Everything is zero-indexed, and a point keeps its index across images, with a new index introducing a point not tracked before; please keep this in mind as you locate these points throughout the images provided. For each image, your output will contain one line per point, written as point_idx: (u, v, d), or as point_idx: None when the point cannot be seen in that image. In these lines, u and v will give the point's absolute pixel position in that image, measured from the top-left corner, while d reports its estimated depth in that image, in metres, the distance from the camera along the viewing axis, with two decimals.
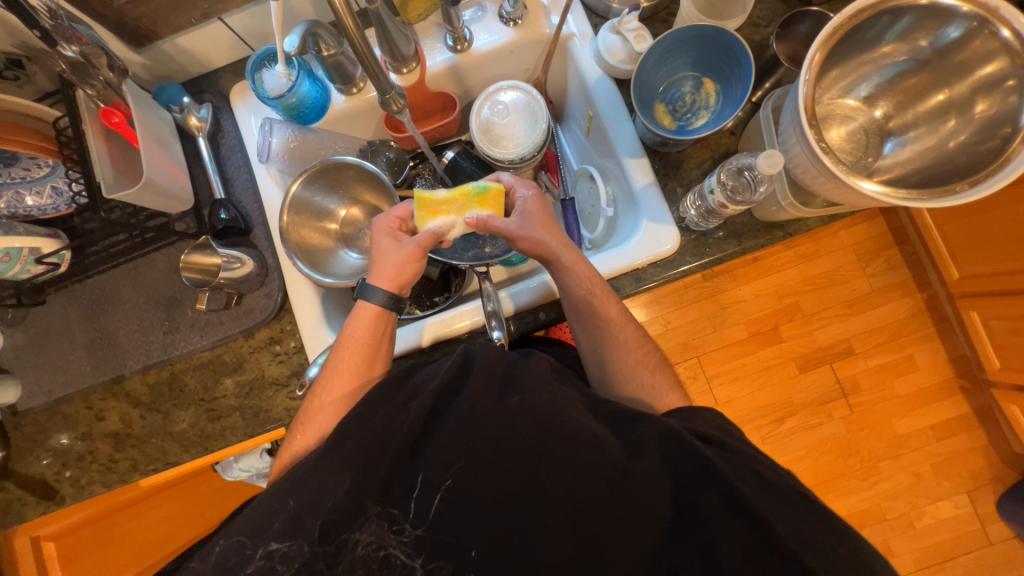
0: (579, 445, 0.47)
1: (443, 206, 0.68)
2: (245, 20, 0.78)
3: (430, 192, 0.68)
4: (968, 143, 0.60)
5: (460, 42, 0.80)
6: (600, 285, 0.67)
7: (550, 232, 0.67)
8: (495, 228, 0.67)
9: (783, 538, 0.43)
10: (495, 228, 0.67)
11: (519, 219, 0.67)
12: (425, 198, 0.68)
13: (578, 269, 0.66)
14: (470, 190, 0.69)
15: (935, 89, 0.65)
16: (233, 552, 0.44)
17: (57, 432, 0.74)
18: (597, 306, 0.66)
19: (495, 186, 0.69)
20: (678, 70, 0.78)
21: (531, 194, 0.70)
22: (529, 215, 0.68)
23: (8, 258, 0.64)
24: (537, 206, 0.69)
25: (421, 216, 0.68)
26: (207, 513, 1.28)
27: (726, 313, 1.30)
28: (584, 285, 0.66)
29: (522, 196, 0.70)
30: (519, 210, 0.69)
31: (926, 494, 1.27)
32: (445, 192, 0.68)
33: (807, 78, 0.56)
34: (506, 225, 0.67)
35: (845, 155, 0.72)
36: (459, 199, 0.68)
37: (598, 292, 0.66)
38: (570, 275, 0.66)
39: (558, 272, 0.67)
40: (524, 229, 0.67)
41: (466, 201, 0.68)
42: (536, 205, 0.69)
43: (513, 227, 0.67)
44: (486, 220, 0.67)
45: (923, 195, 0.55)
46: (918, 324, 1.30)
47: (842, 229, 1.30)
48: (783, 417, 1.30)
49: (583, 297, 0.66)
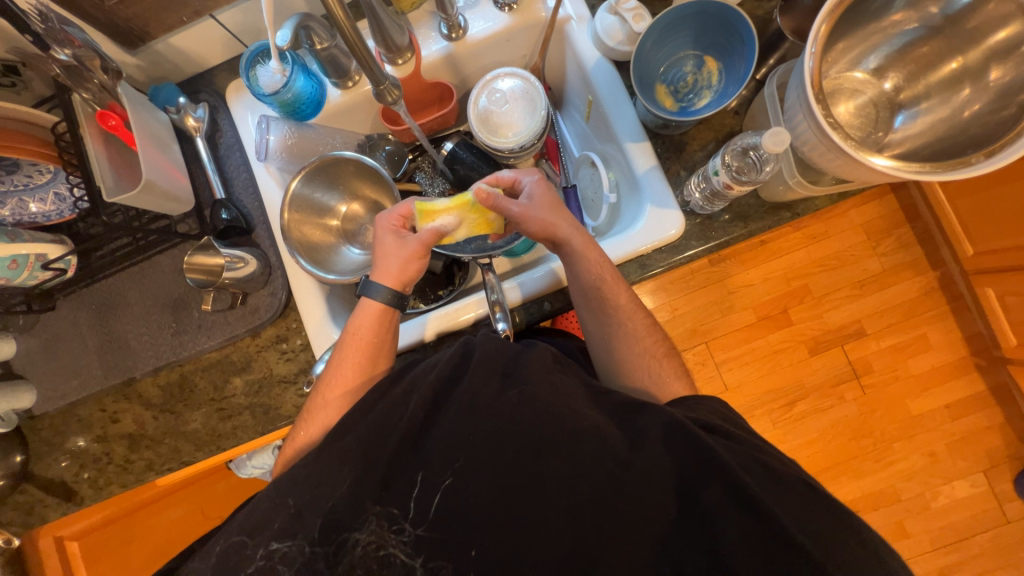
0: (582, 436, 0.47)
1: (443, 216, 0.66)
2: (238, 16, 0.77)
3: (430, 205, 0.66)
4: (981, 114, 0.59)
5: (455, 30, 0.79)
6: (608, 270, 0.66)
7: (561, 215, 0.66)
8: (506, 207, 0.65)
9: (790, 530, 0.42)
10: (505, 208, 0.65)
11: (528, 202, 0.67)
12: (426, 209, 0.66)
13: (588, 253, 0.65)
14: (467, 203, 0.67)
15: (949, 57, 0.63)
16: (234, 552, 0.45)
17: (74, 434, 0.75)
18: (606, 293, 0.65)
19: (494, 192, 0.67)
20: (678, 49, 0.76)
21: (536, 179, 0.69)
22: (536, 199, 0.67)
23: (16, 265, 0.64)
24: (543, 190, 0.68)
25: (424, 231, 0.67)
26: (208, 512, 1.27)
27: (735, 297, 1.29)
28: (594, 269, 0.65)
29: (527, 182, 0.69)
30: (525, 196, 0.68)
31: (941, 473, 1.26)
32: (445, 202, 0.67)
33: (813, 52, 0.53)
34: (515, 207, 0.65)
35: (853, 131, 0.70)
36: (459, 208, 0.67)
37: (608, 278, 0.65)
38: (581, 259, 0.65)
39: (569, 256, 0.66)
40: (532, 211, 0.66)
41: (465, 214, 0.67)
42: (541, 189, 0.68)
43: (522, 208, 0.66)
44: (496, 197, 0.65)
45: (935, 168, 0.53)
46: (932, 301, 1.27)
47: (851, 208, 1.28)
48: (795, 400, 1.29)
49: (593, 284, 0.65)
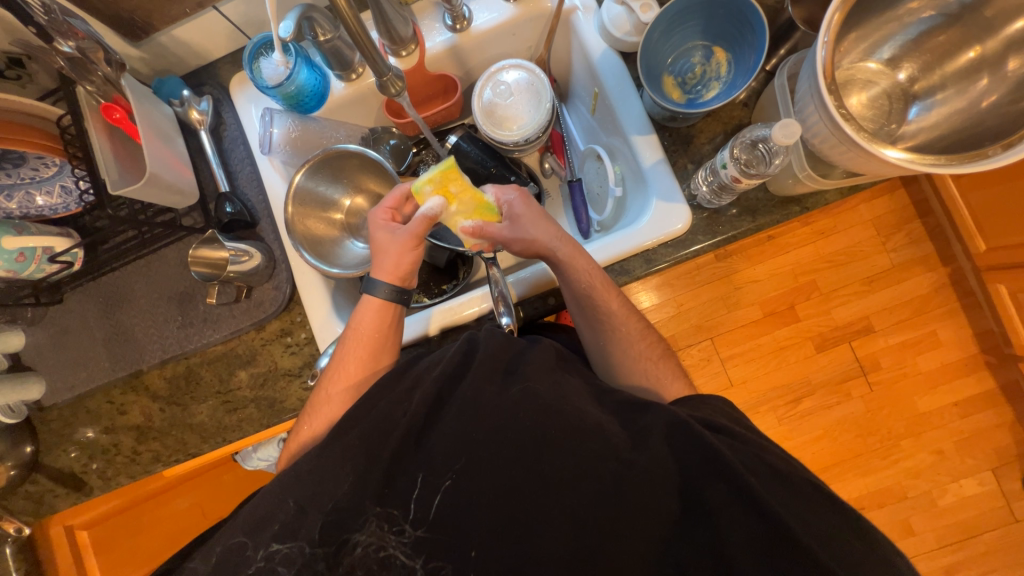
0: (583, 434, 0.47)
1: (456, 190, 0.65)
2: (241, 8, 0.77)
3: (458, 170, 0.65)
4: (999, 105, 0.58)
5: (459, 21, 0.78)
6: (599, 277, 0.65)
7: (543, 229, 0.65)
8: (490, 234, 0.66)
9: (797, 534, 0.42)
10: (491, 234, 0.65)
11: (511, 224, 0.66)
12: (451, 169, 0.64)
13: (576, 263, 0.64)
14: (485, 201, 0.67)
15: (966, 46, 0.62)
16: (234, 553, 0.45)
17: (82, 426, 0.76)
18: (596, 300, 0.64)
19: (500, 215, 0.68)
20: (686, 40, 0.75)
21: (516, 195, 0.67)
22: (519, 217, 0.66)
23: (23, 258, 0.66)
24: (524, 206, 0.67)
25: (424, 189, 0.65)
26: (209, 513, 1.28)
27: (741, 293, 1.28)
28: (583, 278, 0.64)
29: (507, 200, 0.67)
30: (507, 215, 0.67)
31: (949, 471, 1.24)
32: (467, 183, 0.65)
33: (826, 41, 0.52)
34: (500, 233, 0.65)
35: (866, 123, 0.69)
36: (470, 199, 0.66)
37: (598, 285, 0.64)
38: (569, 270, 0.64)
39: (557, 267, 0.65)
40: (516, 233, 0.65)
41: (472, 209, 0.66)
42: (523, 205, 0.67)
43: (506, 232, 0.65)
44: (482, 227, 0.65)
45: (951, 161, 0.52)
46: (943, 298, 1.25)
47: (862, 203, 1.26)
48: (801, 397, 1.28)
49: (583, 291, 0.64)
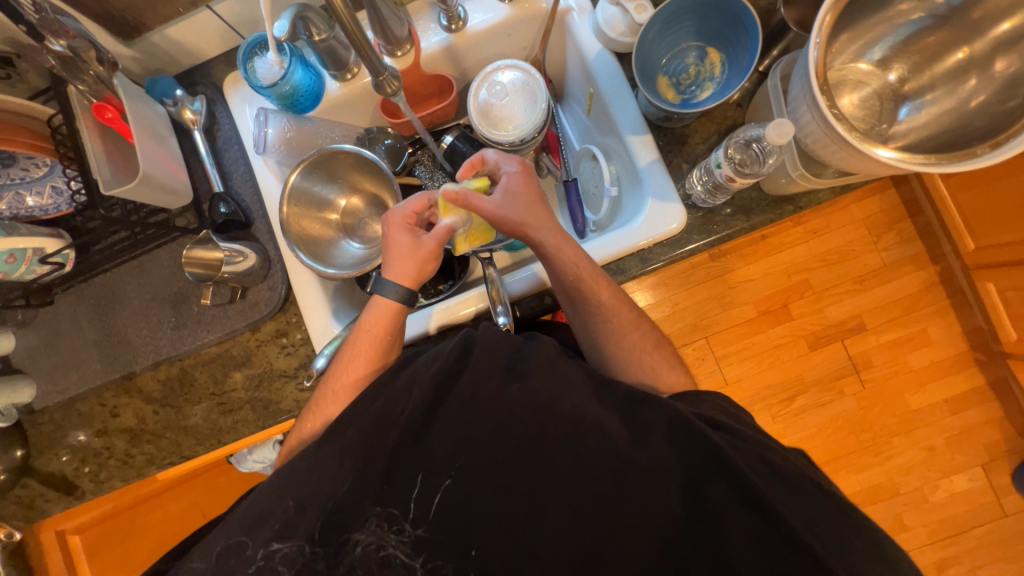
0: (582, 431, 0.47)
1: None
2: (234, 7, 0.77)
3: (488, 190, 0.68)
4: (988, 105, 0.59)
5: (455, 21, 0.78)
6: (587, 269, 0.65)
7: (534, 213, 0.65)
8: (473, 203, 0.63)
9: (795, 529, 0.43)
10: (475, 204, 0.63)
11: (503, 197, 0.65)
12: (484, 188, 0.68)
13: (563, 252, 0.64)
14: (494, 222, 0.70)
15: (954, 48, 0.63)
16: (232, 553, 0.45)
17: (74, 429, 0.75)
18: (584, 291, 0.64)
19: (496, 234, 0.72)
20: (680, 41, 0.76)
21: (517, 168, 0.67)
22: (513, 193, 0.65)
23: (13, 259, 0.64)
24: (522, 183, 0.67)
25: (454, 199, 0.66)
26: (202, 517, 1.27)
27: (734, 292, 1.28)
28: (570, 270, 0.64)
29: (506, 172, 0.67)
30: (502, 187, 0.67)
31: (939, 467, 1.26)
32: None
33: (818, 42, 0.53)
34: (488, 205, 0.64)
35: (857, 123, 0.69)
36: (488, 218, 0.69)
37: (586, 276, 0.64)
38: (556, 259, 0.64)
39: (544, 255, 0.65)
40: (506, 207, 0.64)
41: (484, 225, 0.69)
42: (520, 182, 0.67)
43: (495, 205, 0.64)
44: (467, 195, 0.62)
45: (940, 160, 0.53)
46: (933, 296, 1.27)
47: (852, 202, 1.27)
48: (795, 395, 1.29)
49: (570, 282, 0.64)
